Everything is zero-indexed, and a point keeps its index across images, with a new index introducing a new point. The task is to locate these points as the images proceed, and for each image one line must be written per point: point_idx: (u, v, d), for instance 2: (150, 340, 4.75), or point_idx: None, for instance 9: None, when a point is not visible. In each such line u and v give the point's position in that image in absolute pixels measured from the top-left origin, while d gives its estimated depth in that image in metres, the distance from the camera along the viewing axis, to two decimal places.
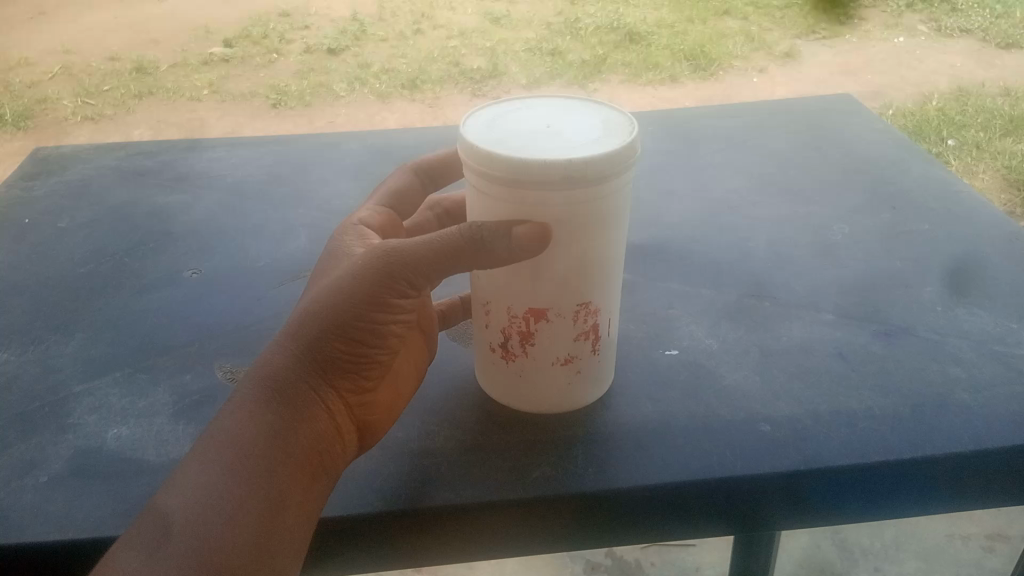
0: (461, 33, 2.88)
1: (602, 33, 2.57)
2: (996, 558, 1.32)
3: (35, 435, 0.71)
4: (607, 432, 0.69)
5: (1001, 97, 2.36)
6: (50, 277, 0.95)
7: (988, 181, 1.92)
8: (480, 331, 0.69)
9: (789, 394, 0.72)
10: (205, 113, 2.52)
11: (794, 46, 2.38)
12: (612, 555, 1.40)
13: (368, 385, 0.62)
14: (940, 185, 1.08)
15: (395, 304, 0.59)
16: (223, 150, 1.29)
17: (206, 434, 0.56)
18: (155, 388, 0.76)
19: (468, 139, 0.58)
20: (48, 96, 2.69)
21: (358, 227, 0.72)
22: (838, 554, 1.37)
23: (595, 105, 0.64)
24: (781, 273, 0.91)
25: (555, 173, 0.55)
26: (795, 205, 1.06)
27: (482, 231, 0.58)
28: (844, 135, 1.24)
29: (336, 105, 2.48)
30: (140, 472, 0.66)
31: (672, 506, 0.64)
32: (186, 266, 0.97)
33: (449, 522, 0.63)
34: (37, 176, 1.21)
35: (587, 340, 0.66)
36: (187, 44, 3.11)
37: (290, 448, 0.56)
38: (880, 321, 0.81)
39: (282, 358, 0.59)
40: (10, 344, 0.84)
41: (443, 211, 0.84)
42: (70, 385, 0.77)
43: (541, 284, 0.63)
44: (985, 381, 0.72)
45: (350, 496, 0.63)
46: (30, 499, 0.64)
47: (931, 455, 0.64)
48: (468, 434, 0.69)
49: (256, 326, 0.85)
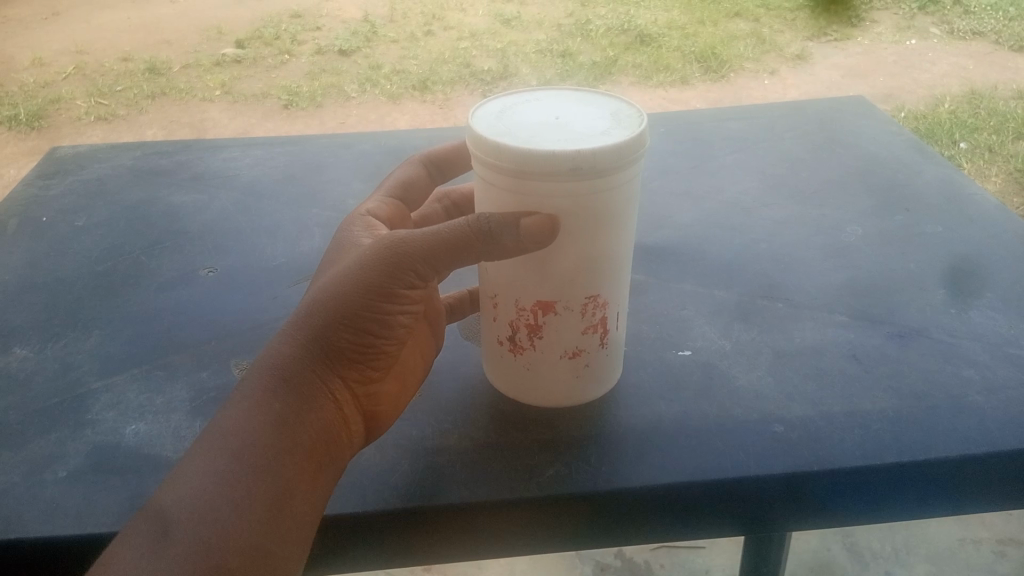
0: (473, 34, 2.90)
1: (612, 34, 2.59)
2: (1008, 563, 1.32)
3: (54, 431, 0.72)
4: (619, 431, 0.69)
5: (1014, 100, 2.35)
6: (67, 275, 0.96)
7: (1001, 185, 1.92)
8: (488, 325, 0.69)
9: (802, 395, 0.72)
10: (216, 114, 2.54)
11: (806, 48, 2.37)
12: (622, 556, 1.40)
13: (375, 375, 0.62)
14: (953, 186, 1.08)
15: (402, 294, 0.60)
16: (238, 150, 1.30)
17: (214, 423, 0.57)
18: (172, 384, 0.77)
19: (476, 131, 0.58)
20: (61, 96, 2.72)
21: (365, 218, 0.73)
22: (848, 558, 1.36)
23: (604, 98, 0.64)
24: (794, 275, 0.91)
25: (563, 164, 0.55)
26: (806, 206, 1.06)
27: (489, 223, 0.58)
28: (856, 137, 1.24)
29: (347, 106, 2.49)
30: (157, 468, 0.67)
31: (683, 506, 0.65)
32: (202, 265, 0.98)
33: (459, 517, 0.63)
34: (53, 175, 1.23)
35: (595, 333, 0.66)
36: (199, 45, 3.13)
37: (298, 437, 0.57)
38: (893, 323, 0.81)
39: (289, 347, 0.59)
40: (28, 341, 0.85)
41: (450, 203, 0.85)
42: (88, 381, 0.78)
43: (550, 277, 0.63)
44: (998, 382, 0.72)
45: (364, 492, 0.64)
46: (49, 494, 0.65)
47: (944, 456, 0.64)
48: (480, 432, 0.70)
49: (270, 324, 0.86)
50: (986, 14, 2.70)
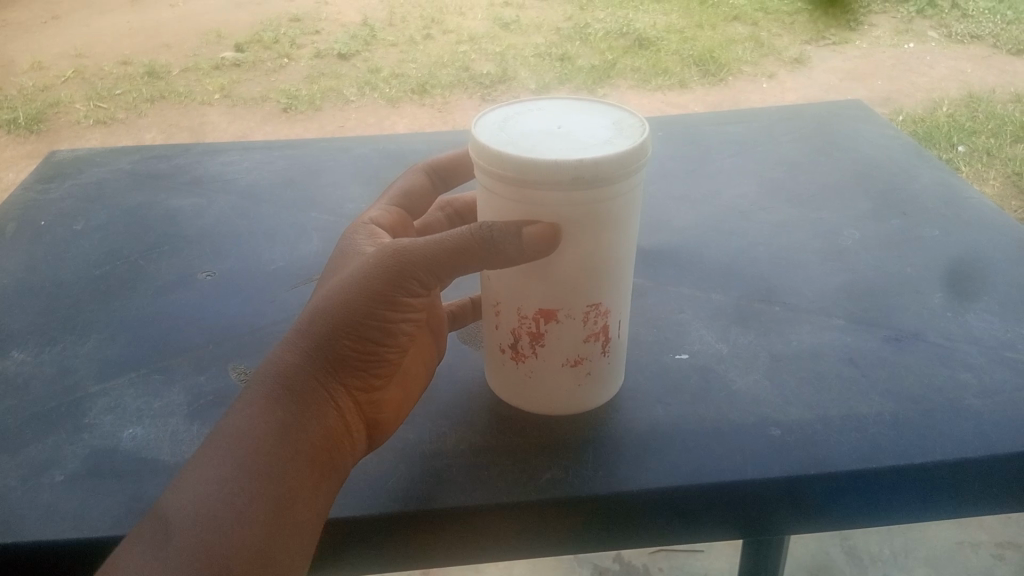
0: (472, 38, 2.90)
1: (610, 38, 2.60)
2: (1006, 566, 1.32)
3: (52, 435, 0.72)
4: (617, 435, 0.69)
5: (1012, 103, 2.36)
6: (65, 279, 0.97)
7: (999, 189, 1.92)
8: (490, 332, 0.70)
9: (800, 399, 0.73)
10: (215, 117, 2.54)
11: (804, 52, 2.37)
12: (620, 559, 1.40)
13: (378, 383, 0.62)
14: (950, 190, 1.08)
15: (405, 302, 0.60)
16: (237, 154, 1.31)
17: (217, 430, 0.57)
18: (170, 388, 0.77)
19: (479, 140, 0.59)
20: (60, 99, 2.72)
21: (368, 226, 0.73)
22: (847, 561, 1.36)
23: (606, 107, 0.65)
24: (792, 278, 0.91)
25: (566, 174, 0.55)
26: (804, 210, 1.06)
27: (492, 231, 0.58)
28: (854, 140, 1.25)
29: (346, 110, 2.49)
30: (155, 472, 0.67)
31: (681, 510, 0.65)
32: (200, 269, 0.98)
33: (459, 523, 0.63)
34: (52, 179, 1.23)
35: (596, 341, 0.66)
36: (198, 48, 3.14)
37: (300, 444, 0.57)
38: (891, 326, 0.82)
39: (293, 355, 0.59)
40: (26, 344, 0.85)
41: (453, 211, 0.86)
42: (85, 385, 0.78)
43: (551, 285, 0.63)
44: (995, 386, 0.72)
45: (363, 497, 0.64)
46: (46, 498, 0.65)
47: (942, 460, 0.64)
48: (478, 437, 0.70)
49: (268, 329, 0.86)
50: (984, 18, 2.70)
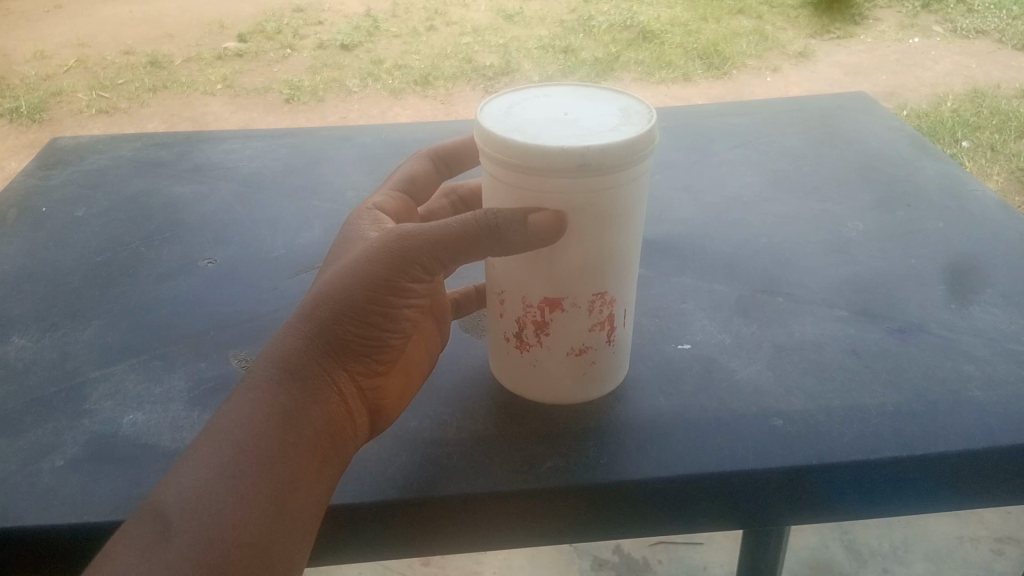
0: (475, 30, 2.89)
1: (614, 31, 2.55)
2: (1006, 561, 1.32)
3: (52, 419, 0.72)
4: (619, 424, 0.69)
5: (1016, 99, 2.38)
6: (66, 265, 0.96)
7: (1003, 184, 1.92)
8: (494, 321, 0.69)
9: (802, 390, 0.72)
10: (217, 108, 2.54)
11: (808, 46, 2.35)
12: (620, 552, 1.40)
13: (379, 369, 0.62)
14: (954, 183, 1.07)
15: (408, 288, 0.60)
16: (239, 142, 1.30)
17: (218, 416, 0.57)
18: (171, 374, 0.77)
19: (485, 127, 0.58)
20: (62, 88, 2.72)
21: (373, 212, 0.72)
22: (847, 555, 1.36)
23: (613, 95, 0.64)
24: (795, 270, 0.91)
25: (572, 160, 0.55)
26: (807, 202, 1.06)
27: (498, 219, 0.58)
28: (856, 133, 1.24)
29: (348, 101, 2.48)
30: (156, 457, 0.67)
31: (682, 499, 0.65)
32: (202, 256, 0.98)
33: (460, 510, 0.63)
34: (54, 166, 1.22)
35: (601, 330, 0.66)
36: (201, 38, 3.12)
37: (302, 430, 0.56)
38: (894, 319, 0.81)
39: (294, 339, 0.59)
40: (28, 329, 0.85)
41: (458, 198, 0.85)
42: (86, 371, 0.78)
43: (556, 274, 0.63)
44: (998, 378, 0.72)
45: (363, 484, 0.64)
46: (47, 481, 0.65)
47: (945, 451, 0.64)
48: (480, 425, 0.70)
49: (270, 316, 0.86)
50: (989, 13, 2.68)
